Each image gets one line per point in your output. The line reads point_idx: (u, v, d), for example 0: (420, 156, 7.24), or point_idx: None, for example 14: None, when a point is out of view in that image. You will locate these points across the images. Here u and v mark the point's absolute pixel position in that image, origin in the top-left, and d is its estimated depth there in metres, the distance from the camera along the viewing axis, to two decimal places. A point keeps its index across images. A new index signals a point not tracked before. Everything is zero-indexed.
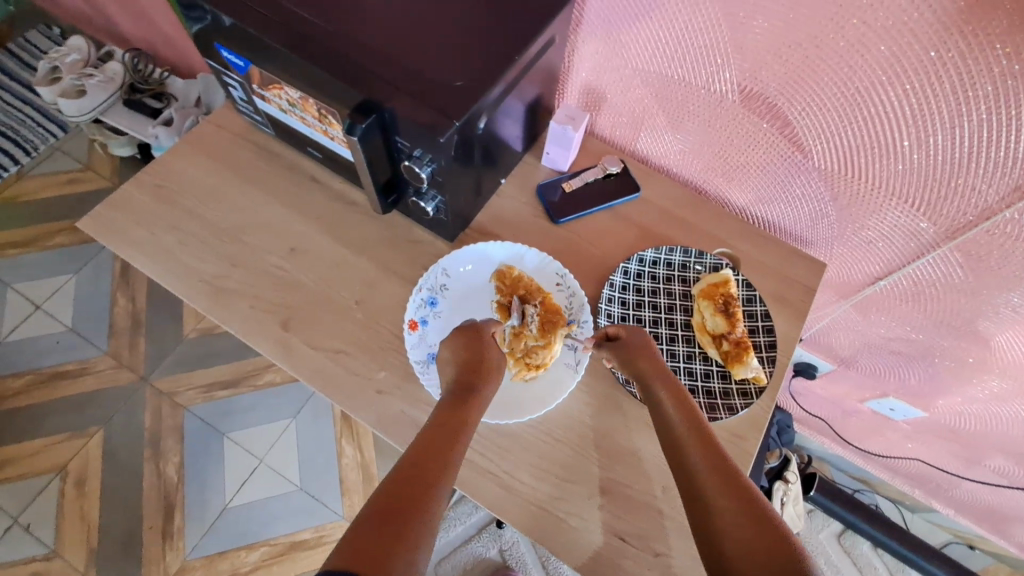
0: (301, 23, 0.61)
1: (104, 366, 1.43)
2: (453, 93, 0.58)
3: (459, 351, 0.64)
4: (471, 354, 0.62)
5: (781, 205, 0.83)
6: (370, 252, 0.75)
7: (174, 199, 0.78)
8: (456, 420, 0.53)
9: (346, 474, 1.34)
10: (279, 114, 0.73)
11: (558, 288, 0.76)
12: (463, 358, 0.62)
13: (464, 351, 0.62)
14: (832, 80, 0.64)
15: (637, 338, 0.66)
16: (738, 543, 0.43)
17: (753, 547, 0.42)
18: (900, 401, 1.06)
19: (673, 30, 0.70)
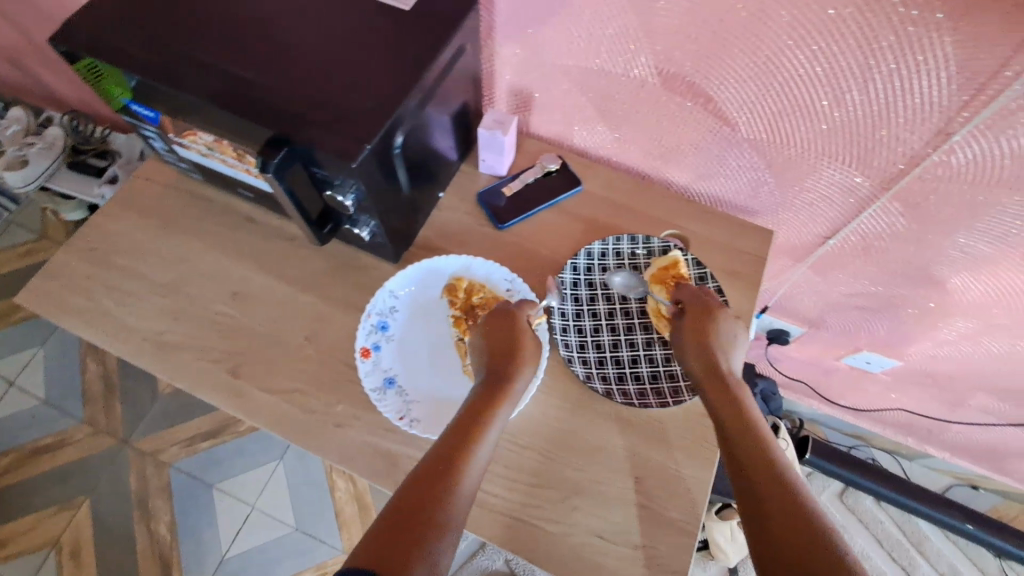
0: (201, 67, 0.60)
1: (83, 435, 1.40)
2: (363, 116, 0.57)
3: (496, 337, 0.65)
4: (501, 344, 0.64)
5: (721, 179, 0.83)
6: (315, 285, 0.74)
7: (110, 259, 0.77)
8: (482, 412, 0.56)
9: (342, 507, 1.32)
10: (201, 159, 0.72)
11: (511, 297, 0.74)
12: (491, 350, 0.64)
13: (496, 343, 0.65)
14: (743, 52, 0.64)
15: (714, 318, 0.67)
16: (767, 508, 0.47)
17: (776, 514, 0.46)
18: (874, 353, 1.07)
19: (581, 24, 0.70)
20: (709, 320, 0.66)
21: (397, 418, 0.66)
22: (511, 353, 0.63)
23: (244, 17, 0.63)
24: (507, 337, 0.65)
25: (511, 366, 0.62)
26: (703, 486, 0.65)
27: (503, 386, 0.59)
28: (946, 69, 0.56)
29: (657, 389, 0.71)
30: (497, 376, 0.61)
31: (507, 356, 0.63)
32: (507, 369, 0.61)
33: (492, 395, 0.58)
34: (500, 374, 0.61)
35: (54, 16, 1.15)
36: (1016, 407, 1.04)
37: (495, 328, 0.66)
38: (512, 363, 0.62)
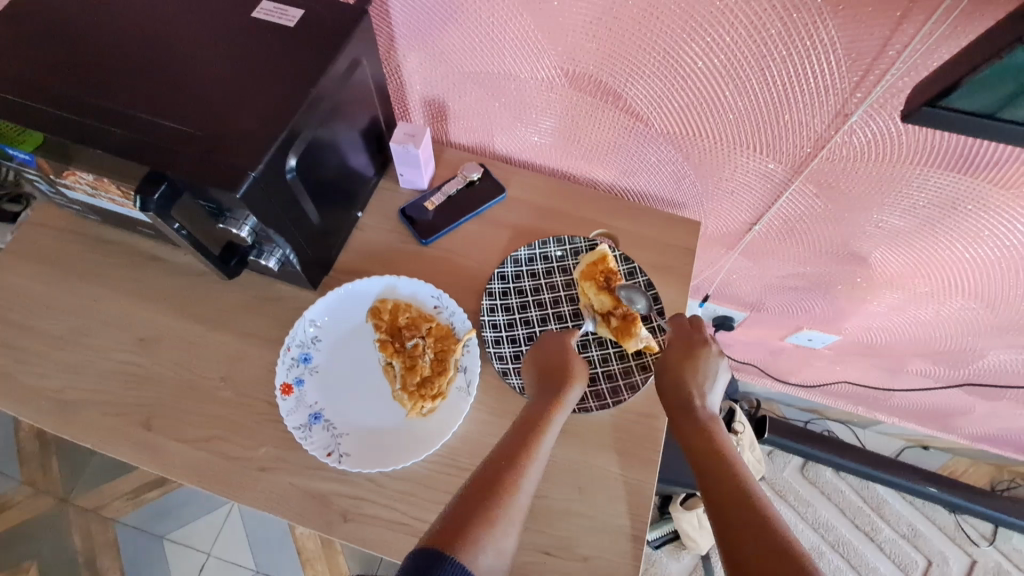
0: (69, 104, 0.56)
1: (18, 498, 1.31)
2: (251, 143, 0.54)
3: (547, 357, 0.66)
4: (553, 364, 0.65)
5: (644, 175, 0.83)
6: (230, 322, 0.70)
7: (1, 315, 0.71)
8: (539, 429, 0.56)
9: (303, 544, 1.27)
10: (90, 199, 0.67)
11: (438, 312, 0.72)
12: (542, 371, 0.64)
13: (547, 364, 0.65)
14: (643, 48, 0.64)
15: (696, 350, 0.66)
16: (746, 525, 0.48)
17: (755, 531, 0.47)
18: (815, 331, 1.09)
19: (482, 30, 0.68)
20: (693, 350, 0.66)
21: (325, 455, 0.62)
22: (565, 371, 0.63)
23: (116, 47, 0.59)
24: (557, 357, 0.65)
25: (562, 382, 0.62)
26: (647, 487, 0.64)
27: (558, 403, 0.59)
28: (835, 52, 0.57)
29: (596, 392, 0.69)
30: (552, 392, 0.61)
31: (560, 374, 0.63)
32: (562, 385, 0.62)
33: (546, 412, 0.58)
34: (551, 388, 0.62)
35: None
36: (950, 368, 1.08)
37: (548, 347, 0.67)
38: (565, 380, 0.62)
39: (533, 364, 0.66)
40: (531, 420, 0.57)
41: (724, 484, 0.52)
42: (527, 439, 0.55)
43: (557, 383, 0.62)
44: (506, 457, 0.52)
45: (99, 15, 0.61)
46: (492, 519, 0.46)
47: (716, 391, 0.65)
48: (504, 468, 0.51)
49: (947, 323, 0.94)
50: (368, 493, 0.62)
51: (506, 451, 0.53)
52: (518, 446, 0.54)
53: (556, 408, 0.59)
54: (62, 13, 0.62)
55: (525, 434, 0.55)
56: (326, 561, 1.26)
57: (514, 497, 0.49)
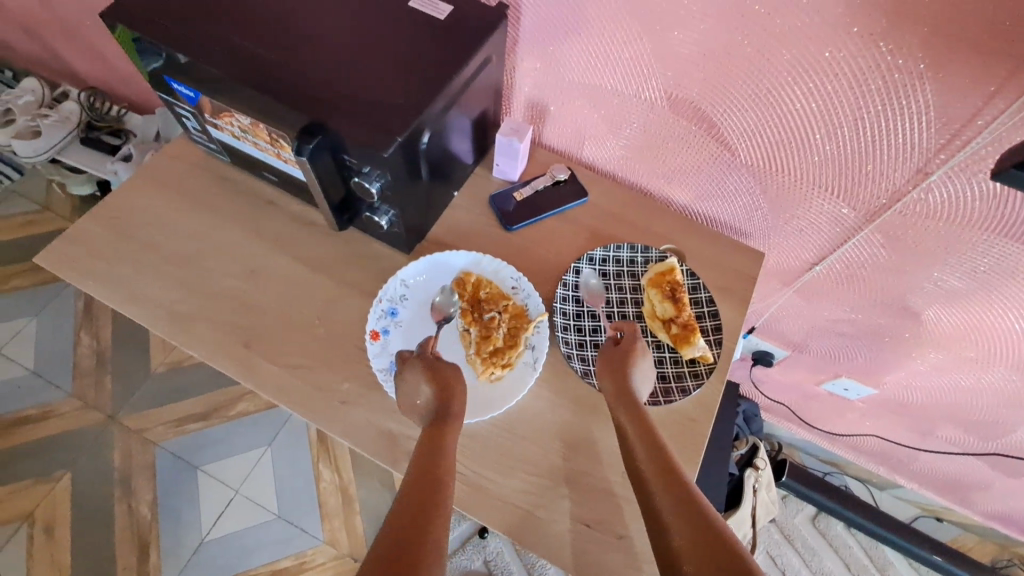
0: (249, 56, 0.64)
1: (70, 408, 1.40)
2: (396, 112, 0.62)
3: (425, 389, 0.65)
4: (434, 381, 0.65)
5: (719, 202, 0.88)
6: (330, 270, 0.78)
7: (131, 230, 0.79)
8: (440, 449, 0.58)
9: (325, 498, 1.33)
10: (231, 141, 0.76)
11: (438, 302, 0.76)
12: (426, 394, 0.65)
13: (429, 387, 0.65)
14: (747, 83, 0.70)
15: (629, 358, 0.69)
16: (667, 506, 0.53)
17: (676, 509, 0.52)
18: (852, 380, 1.12)
19: (599, 46, 0.75)
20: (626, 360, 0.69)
21: None
22: (446, 389, 0.64)
23: (290, 14, 0.68)
24: (438, 374, 0.66)
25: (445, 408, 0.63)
26: None
27: (449, 428, 0.61)
28: (927, 114, 0.62)
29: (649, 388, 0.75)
30: (443, 417, 0.62)
31: (442, 398, 0.64)
32: (444, 410, 0.63)
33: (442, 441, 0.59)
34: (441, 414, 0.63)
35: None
36: (979, 439, 1.10)
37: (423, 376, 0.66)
38: (450, 402, 0.63)
39: (414, 385, 0.66)
40: (429, 449, 0.58)
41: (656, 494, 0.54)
42: (434, 466, 0.56)
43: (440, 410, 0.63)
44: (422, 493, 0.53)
45: None
46: (435, 562, 0.47)
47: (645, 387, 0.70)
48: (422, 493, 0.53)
49: (985, 391, 0.97)
50: None
51: (415, 486, 0.54)
52: (429, 477, 0.55)
53: (450, 431, 0.61)
54: None
55: (432, 466, 0.56)
56: (344, 519, 1.32)
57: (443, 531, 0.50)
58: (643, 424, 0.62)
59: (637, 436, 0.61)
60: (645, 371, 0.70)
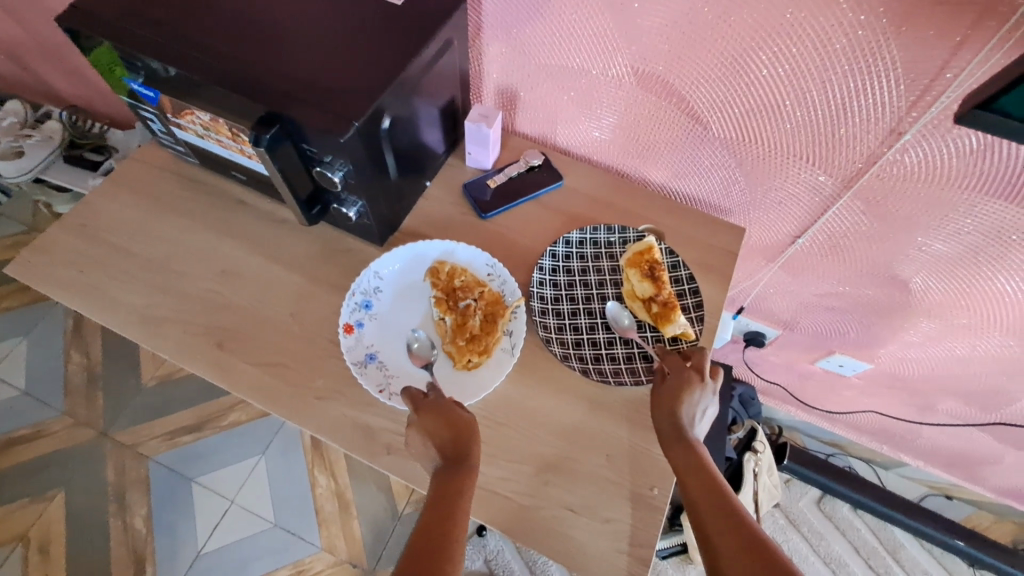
0: (203, 50, 0.64)
1: (61, 426, 1.39)
2: (353, 98, 0.61)
3: (433, 433, 0.60)
4: (445, 425, 0.61)
5: (695, 179, 0.87)
6: (302, 266, 0.77)
7: (101, 235, 0.78)
8: (456, 495, 0.55)
9: (322, 505, 1.33)
10: (196, 141, 0.75)
11: (415, 348, 0.71)
12: (437, 436, 0.60)
13: (442, 429, 0.60)
14: (712, 53, 0.69)
15: (679, 388, 0.65)
16: (698, 495, 0.56)
17: (708, 497, 0.55)
18: (846, 356, 1.10)
19: (563, 25, 0.74)
20: (681, 387, 0.65)
21: (377, 391, 0.67)
22: (459, 431, 0.60)
23: (245, 8, 0.67)
24: (453, 418, 0.61)
25: (460, 450, 0.59)
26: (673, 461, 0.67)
27: (467, 471, 0.57)
28: (895, 71, 0.61)
29: (631, 368, 0.72)
30: (457, 461, 0.58)
31: (458, 439, 0.60)
32: (460, 452, 0.59)
33: (457, 483, 0.56)
34: (460, 455, 0.59)
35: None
36: (980, 410, 1.08)
37: (429, 418, 0.61)
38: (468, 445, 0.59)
39: (426, 430, 0.61)
40: (444, 486, 0.56)
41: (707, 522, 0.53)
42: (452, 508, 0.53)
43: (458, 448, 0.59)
44: (439, 529, 0.51)
45: None
46: None
47: (704, 422, 0.65)
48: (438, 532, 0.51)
49: (980, 360, 0.95)
50: None
51: (432, 513, 0.53)
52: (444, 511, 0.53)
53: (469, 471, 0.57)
54: None
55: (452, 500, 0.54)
56: (341, 524, 1.31)
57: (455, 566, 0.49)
58: (696, 455, 0.59)
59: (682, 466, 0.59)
60: (706, 403, 0.65)
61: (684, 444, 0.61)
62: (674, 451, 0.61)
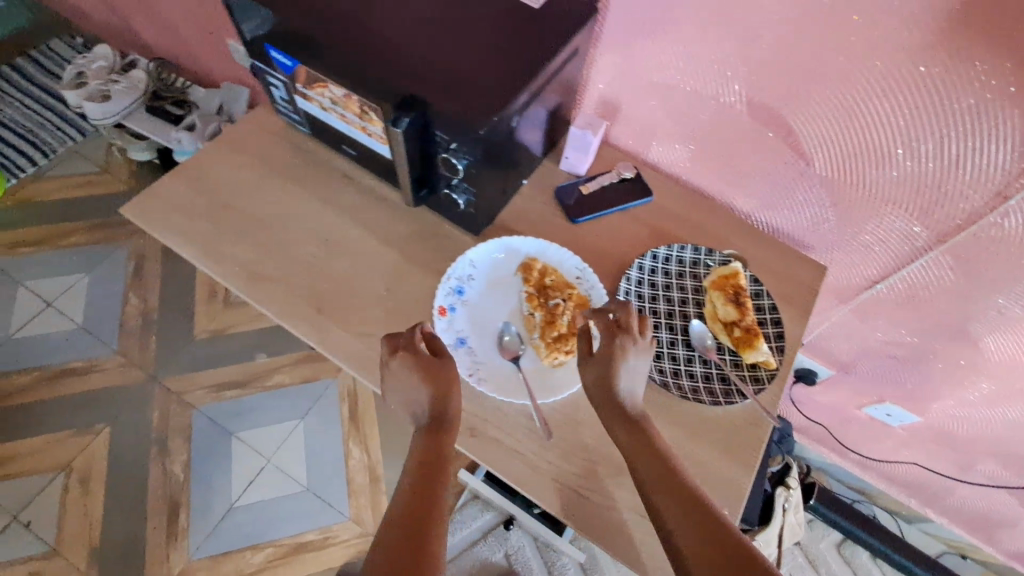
0: (349, 27, 0.66)
1: (113, 364, 1.43)
2: (487, 91, 0.63)
3: (417, 390, 0.64)
4: (431, 382, 0.63)
5: (784, 212, 0.88)
6: (399, 244, 0.80)
7: (210, 188, 0.81)
8: (439, 457, 0.60)
9: (354, 476, 1.37)
10: (318, 113, 0.77)
11: (507, 341, 0.74)
12: (422, 394, 0.64)
13: (418, 382, 0.63)
14: (833, 93, 0.70)
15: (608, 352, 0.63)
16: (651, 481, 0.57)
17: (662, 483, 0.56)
18: (897, 406, 1.11)
19: (685, 47, 0.75)
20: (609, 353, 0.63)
21: (467, 374, 0.70)
22: (445, 391, 0.64)
23: None
24: (434, 372, 0.64)
25: (443, 410, 0.63)
26: (743, 483, 0.69)
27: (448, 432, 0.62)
28: (1018, 137, 0.62)
29: (709, 388, 0.74)
30: (440, 421, 0.63)
31: (438, 395, 0.63)
32: (439, 406, 0.63)
33: (440, 446, 0.61)
34: (443, 416, 0.63)
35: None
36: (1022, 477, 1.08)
37: (416, 372, 0.63)
38: (446, 401, 0.63)
39: (403, 380, 0.64)
40: (428, 451, 0.61)
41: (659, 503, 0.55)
42: (436, 474, 0.58)
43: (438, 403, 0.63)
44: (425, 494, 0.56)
45: None
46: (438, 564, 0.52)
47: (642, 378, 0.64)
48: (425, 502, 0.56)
49: None
50: (494, 417, 0.70)
51: (419, 481, 0.58)
52: (428, 477, 0.58)
53: (449, 433, 0.62)
54: None
55: (437, 464, 0.59)
56: (370, 498, 1.35)
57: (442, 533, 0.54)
58: (643, 436, 0.60)
59: (628, 446, 0.60)
60: (639, 364, 0.64)
61: (630, 426, 0.61)
62: (623, 438, 0.61)
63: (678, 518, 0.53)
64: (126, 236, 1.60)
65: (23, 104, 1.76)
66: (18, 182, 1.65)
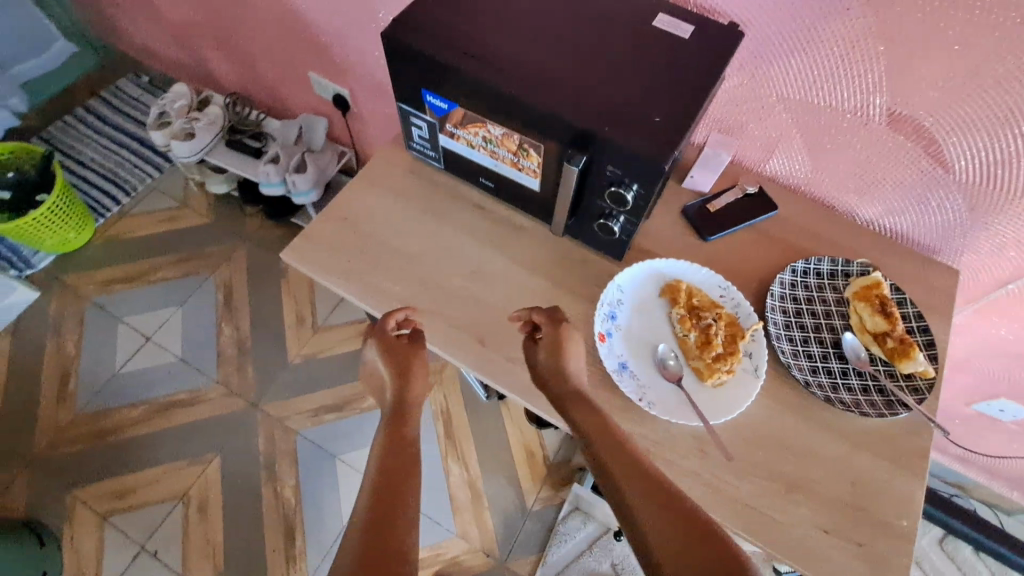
0: (511, 67, 0.68)
1: (215, 394, 1.48)
2: (654, 127, 0.64)
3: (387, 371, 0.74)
4: (393, 366, 0.74)
5: (913, 219, 0.87)
6: (544, 272, 0.82)
7: (358, 228, 0.84)
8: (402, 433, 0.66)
9: (456, 492, 1.40)
10: (463, 150, 0.80)
11: (669, 365, 0.76)
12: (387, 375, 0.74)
13: (386, 364, 0.74)
14: (987, 103, 0.69)
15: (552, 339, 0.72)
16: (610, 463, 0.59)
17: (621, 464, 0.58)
18: (1012, 402, 1.10)
19: (825, 63, 0.75)
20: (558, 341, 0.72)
21: (637, 399, 0.72)
22: (404, 375, 0.74)
23: (538, 26, 0.71)
24: (400, 357, 0.75)
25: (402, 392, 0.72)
26: (916, 493, 0.70)
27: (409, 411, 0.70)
28: None
29: (869, 400, 0.75)
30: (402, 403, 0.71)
31: (399, 375, 0.74)
32: (403, 384, 0.73)
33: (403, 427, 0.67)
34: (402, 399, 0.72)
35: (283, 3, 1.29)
36: None
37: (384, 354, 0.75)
38: (406, 387, 0.73)
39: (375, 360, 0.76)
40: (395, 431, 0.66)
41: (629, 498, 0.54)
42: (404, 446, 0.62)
43: (401, 385, 0.73)
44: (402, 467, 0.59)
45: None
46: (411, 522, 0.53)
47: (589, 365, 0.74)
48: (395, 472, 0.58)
49: None
50: (664, 439, 0.72)
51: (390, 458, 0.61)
52: (394, 451, 0.62)
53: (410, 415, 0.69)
54: None
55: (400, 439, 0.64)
56: (474, 512, 1.38)
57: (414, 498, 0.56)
58: (600, 419, 0.64)
59: (594, 437, 0.62)
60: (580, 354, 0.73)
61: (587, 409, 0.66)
62: (585, 425, 0.64)
63: (648, 507, 0.53)
64: (212, 268, 1.65)
65: (98, 143, 1.80)
66: (104, 221, 1.70)
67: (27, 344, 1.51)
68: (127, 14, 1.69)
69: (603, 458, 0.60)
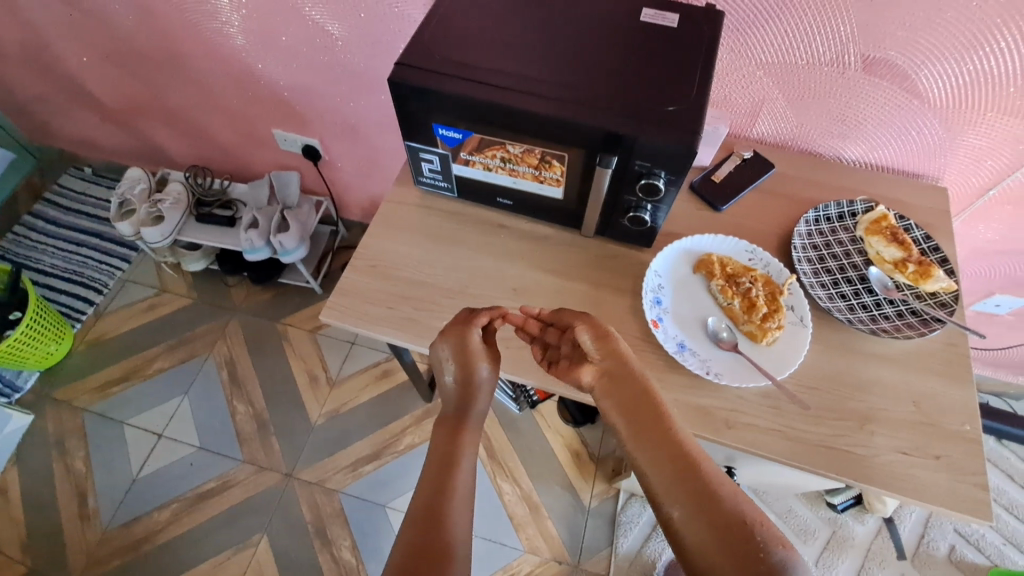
0: (518, 86, 0.69)
1: (246, 473, 1.43)
2: (670, 116, 0.67)
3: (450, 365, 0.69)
4: (460, 359, 0.69)
5: (896, 149, 0.93)
6: (582, 275, 0.84)
7: (391, 273, 0.84)
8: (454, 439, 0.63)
9: (514, 510, 1.40)
10: (479, 175, 0.82)
11: (723, 337, 0.79)
12: (451, 369, 0.69)
13: (453, 361, 0.69)
14: (951, 33, 0.76)
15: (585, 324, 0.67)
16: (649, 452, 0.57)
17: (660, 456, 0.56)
18: (1006, 296, 1.20)
19: (798, 24, 0.81)
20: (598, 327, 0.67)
21: (705, 373, 0.75)
22: (469, 373, 0.68)
23: (530, 42, 0.73)
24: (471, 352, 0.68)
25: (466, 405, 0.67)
26: (970, 399, 0.75)
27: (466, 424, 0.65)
28: None
29: (906, 323, 0.80)
30: (463, 413, 0.66)
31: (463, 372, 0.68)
32: (468, 400, 0.67)
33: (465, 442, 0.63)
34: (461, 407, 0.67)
35: (234, 67, 1.26)
36: None
37: (455, 344, 0.69)
38: (470, 398, 0.68)
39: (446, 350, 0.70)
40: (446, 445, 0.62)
41: (663, 501, 0.54)
42: (453, 448, 0.61)
43: (464, 399, 0.68)
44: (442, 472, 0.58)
45: (503, 17, 0.75)
46: (453, 532, 0.53)
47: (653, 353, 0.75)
48: (442, 480, 0.57)
49: None
50: (739, 405, 0.75)
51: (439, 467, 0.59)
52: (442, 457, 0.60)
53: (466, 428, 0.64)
54: (475, 17, 0.75)
55: (452, 443, 0.62)
56: (535, 525, 1.38)
57: (456, 504, 0.55)
58: (639, 393, 0.61)
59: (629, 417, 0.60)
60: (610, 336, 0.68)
61: (625, 385, 0.63)
62: (621, 399, 0.62)
63: (687, 505, 0.53)
64: (209, 347, 1.59)
65: (54, 246, 1.71)
66: (82, 325, 1.61)
67: (31, 471, 1.42)
68: (59, 110, 1.61)
69: (643, 450, 0.58)
